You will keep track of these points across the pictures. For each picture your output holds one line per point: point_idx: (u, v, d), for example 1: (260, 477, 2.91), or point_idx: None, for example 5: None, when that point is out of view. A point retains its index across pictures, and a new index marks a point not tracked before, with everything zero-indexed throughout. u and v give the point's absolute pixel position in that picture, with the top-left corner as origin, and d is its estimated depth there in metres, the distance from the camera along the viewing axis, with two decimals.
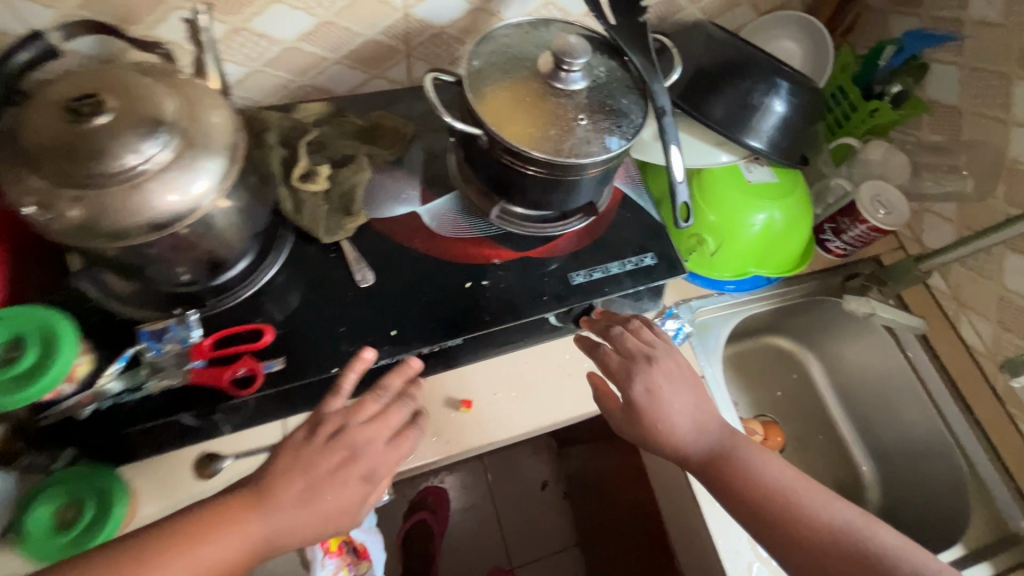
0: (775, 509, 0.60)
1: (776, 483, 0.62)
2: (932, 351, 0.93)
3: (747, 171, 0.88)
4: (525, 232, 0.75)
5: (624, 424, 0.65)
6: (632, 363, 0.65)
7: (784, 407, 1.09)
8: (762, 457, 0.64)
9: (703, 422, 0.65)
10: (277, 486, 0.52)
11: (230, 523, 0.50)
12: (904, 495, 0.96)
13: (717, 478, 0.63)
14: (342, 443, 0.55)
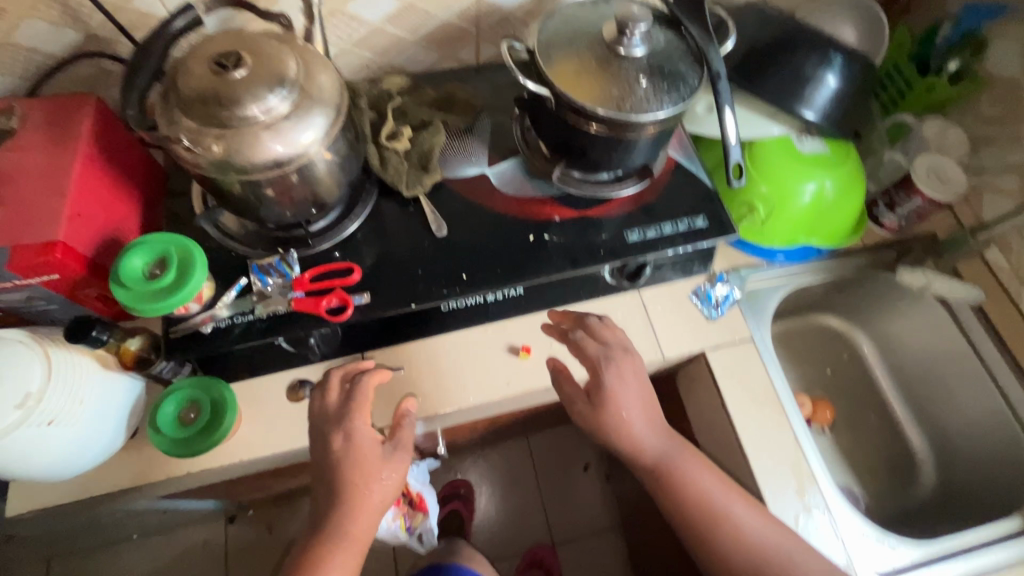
0: (706, 521, 0.71)
1: (709, 496, 0.72)
2: (990, 327, 0.93)
3: (799, 143, 0.91)
4: (583, 192, 0.81)
5: (586, 413, 0.73)
6: (609, 351, 0.72)
7: (834, 385, 1.10)
8: (700, 470, 0.74)
9: (653, 431, 0.74)
10: (348, 495, 0.61)
11: (332, 546, 0.60)
12: (960, 474, 0.95)
13: (664, 486, 0.73)
14: (367, 462, 0.62)
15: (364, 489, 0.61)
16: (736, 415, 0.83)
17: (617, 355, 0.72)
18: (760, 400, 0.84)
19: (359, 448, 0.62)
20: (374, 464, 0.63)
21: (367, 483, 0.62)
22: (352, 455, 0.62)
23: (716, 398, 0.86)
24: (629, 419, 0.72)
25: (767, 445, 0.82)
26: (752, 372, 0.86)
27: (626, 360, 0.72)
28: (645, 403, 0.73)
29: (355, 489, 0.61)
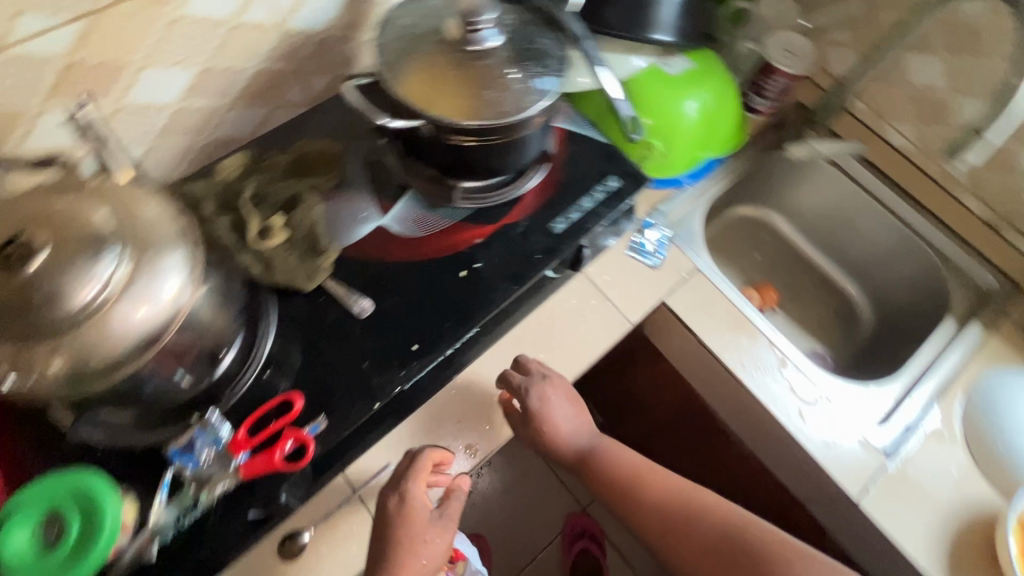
0: (620, 492, 0.76)
1: (627, 468, 0.78)
2: (869, 163, 1.04)
3: (666, 66, 0.90)
4: (491, 202, 0.75)
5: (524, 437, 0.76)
6: (531, 380, 0.71)
7: (766, 266, 1.17)
8: (629, 454, 0.79)
9: (579, 432, 0.78)
10: (388, 565, 0.58)
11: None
12: (891, 298, 1.08)
13: (591, 472, 0.78)
14: (416, 524, 0.59)
15: (413, 558, 0.58)
16: (711, 341, 0.85)
17: (537, 381, 0.70)
18: (731, 317, 0.87)
19: (409, 509, 0.59)
20: (422, 525, 0.60)
21: (412, 549, 0.58)
22: (402, 518, 0.59)
23: (689, 336, 0.87)
24: (557, 426, 0.74)
25: (746, 357, 0.85)
26: (713, 298, 0.88)
27: (546, 384, 0.71)
28: (575, 414, 0.77)
29: (401, 562, 0.58)
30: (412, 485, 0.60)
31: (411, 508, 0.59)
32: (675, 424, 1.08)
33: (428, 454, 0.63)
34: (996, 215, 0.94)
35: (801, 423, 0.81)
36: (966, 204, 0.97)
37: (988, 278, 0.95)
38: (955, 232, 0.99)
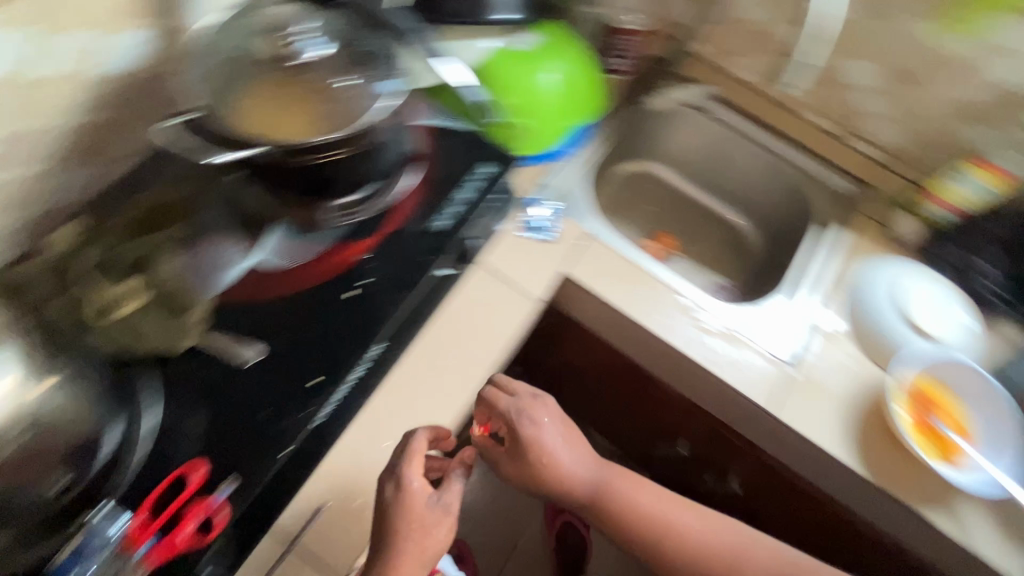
0: (620, 519, 0.78)
1: (637, 506, 0.78)
2: (723, 100, 1.11)
3: (517, 44, 0.90)
4: (366, 214, 0.72)
5: (510, 467, 0.74)
6: (519, 402, 0.73)
7: (660, 215, 1.22)
8: (635, 488, 0.80)
9: (585, 466, 0.78)
10: (390, 550, 0.60)
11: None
12: (772, 220, 1.17)
13: (600, 510, 0.79)
14: (414, 509, 0.61)
15: (413, 541, 0.61)
16: (617, 299, 0.88)
17: (523, 399, 0.74)
18: (628, 272, 0.90)
19: (408, 497, 0.60)
20: (420, 509, 0.61)
21: (413, 532, 0.61)
22: (400, 506, 0.60)
23: (599, 300, 0.89)
24: (558, 458, 0.75)
25: (651, 306, 0.89)
26: (607, 257, 0.91)
27: (534, 404, 0.74)
28: (568, 445, 0.76)
29: (404, 549, 0.60)
30: (411, 475, 0.61)
31: (411, 496, 0.60)
32: (609, 381, 1.12)
33: (416, 443, 0.62)
34: (833, 124, 1.07)
35: (713, 354, 0.87)
36: (808, 119, 1.09)
37: (842, 184, 1.05)
38: (809, 148, 1.09)
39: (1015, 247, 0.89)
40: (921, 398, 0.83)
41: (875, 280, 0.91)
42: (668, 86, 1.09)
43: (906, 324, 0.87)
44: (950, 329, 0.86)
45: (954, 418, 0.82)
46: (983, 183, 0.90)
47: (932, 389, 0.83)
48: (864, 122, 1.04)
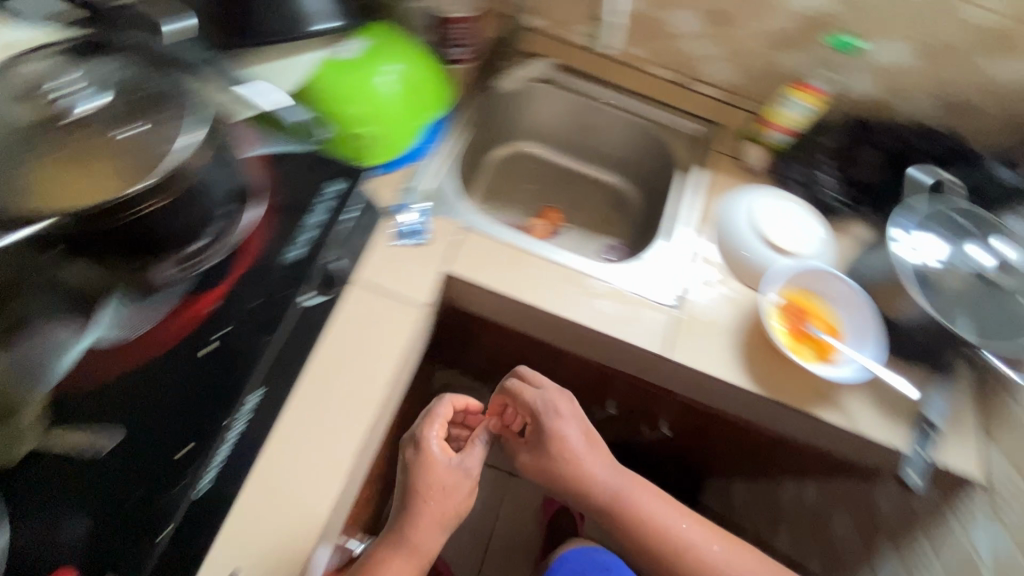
0: (640, 534, 0.80)
1: (658, 523, 0.81)
2: (570, 69, 1.13)
3: (340, 52, 0.88)
4: (213, 259, 0.70)
5: (533, 460, 0.83)
6: (546, 395, 0.84)
7: (543, 192, 1.25)
8: (654, 502, 0.82)
9: (610, 473, 0.83)
10: (411, 505, 0.74)
11: (396, 555, 0.72)
12: (645, 175, 1.22)
13: (617, 521, 0.81)
14: (432, 470, 0.75)
15: (432, 501, 0.73)
16: (503, 287, 0.88)
17: (548, 389, 0.85)
18: (508, 256, 0.91)
19: (426, 456, 0.76)
20: (438, 471, 0.75)
21: (426, 491, 0.74)
22: (421, 467, 0.75)
23: (489, 290, 0.89)
24: (580, 458, 0.82)
25: (537, 285, 0.90)
26: (488, 245, 0.91)
27: (558, 399, 0.84)
28: (586, 451, 0.83)
29: (425, 506, 0.73)
30: (431, 437, 0.77)
31: (429, 455, 0.76)
32: (530, 361, 1.15)
33: (439, 409, 0.80)
34: (674, 73, 1.12)
35: (606, 315, 0.89)
36: (651, 71, 1.13)
37: (694, 127, 1.11)
38: (659, 99, 1.13)
39: (845, 154, 1.00)
40: (791, 309, 0.90)
41: (734, 211, 0.97)
42: (512, 65, 1.10)
43: (768, 247, 0.92)
44: (806, 240, 0.94)
45: (823, 319, 0.90)
46: (804, 104, 0.97)
47: (800, 298, 0.91)
48: (700, 66, 1.09)
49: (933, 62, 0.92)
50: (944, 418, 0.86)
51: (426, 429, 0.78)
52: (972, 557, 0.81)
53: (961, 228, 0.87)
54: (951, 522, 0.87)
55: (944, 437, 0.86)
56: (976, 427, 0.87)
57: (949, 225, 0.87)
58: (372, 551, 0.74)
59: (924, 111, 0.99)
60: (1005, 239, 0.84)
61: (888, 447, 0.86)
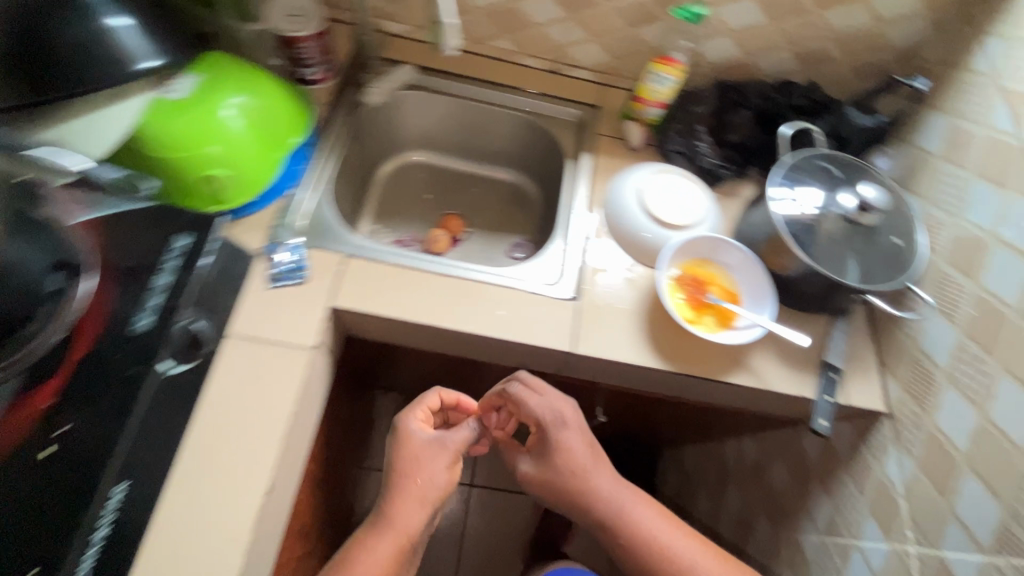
0: (639, 550, 0.80)
1: (656, 539, 0.80)
2: (441, 71, 1.09)
3: (169, 93, 0.80)
4: (33, 355, 0.55)
5: (538, 466, 0.85)
6: (553, 405, 0.84)
7: (440, 200, 1.22)
8: (656, 521, 0.82)
9: (614, 489, 0.82)
10: (395, 485, 0.80)
11: (380, 531, 0.77)
12: (537, 167, 1.20)
13: (615, 536, 0.81)
14: (411, 450, 0.82)
15: (411, 479, 0.80)
16: (396, 310, 0.84)
17: (552, 395, 0.85)
18: (397, 278, 0.87)
19: (406, 434, 0.84)
20: (421, 450, 0.82)
21: (409, 470, 0.81)
22: (403, 449, 0.82)
23: (383, 317, 0.84)
24: (581, 469, 0.82)
25: (432, 303, 0.86)
26: (374, 270, 0.87)
27: (563, 408, 0.84)
28: (591, 466, 0.82)
29: (402, 482, 0.80)
30: (413, 418, 0.86)
31: (408, 435, 0.83)
32: (454, 374, 1.12)
33: (428, 398, 0.89)
34: (548, 61, 1.11)
35: (507, 321, 0.86)
36: (524, 63, 1.11)
37: (574, 112, 1.11)
38: (535, 90, 1.12)
39: (716, 120, 1.02)
40: (690, 280, 0.91)
41: (623, 191, 0.96)
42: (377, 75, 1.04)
43: (656, 224, 0.92)
44: (694, 210, 0.94)
45: (719, 286, 0.92)
46: (665, 77, 0.96)
47: (696, 269, 0.93)
48: (569, 51, 1.07)
49: (782, 19, 0.94)
50: (843, 360, 0.89)
51: (407, 415, 0.86)
52: (885, 484, 0.85)
53: (832, 177, 0.89)
54: (866, 458, 0.90)
55: (846, 378, 0.89)
56: (874, 363, 0.91)
57: (818, 174, 0.90)
58: (363, 533, 0.79)
59: (785, 67, 1.01)
60: (871, 186, 0.82)
61: (796, 398, 0.88)
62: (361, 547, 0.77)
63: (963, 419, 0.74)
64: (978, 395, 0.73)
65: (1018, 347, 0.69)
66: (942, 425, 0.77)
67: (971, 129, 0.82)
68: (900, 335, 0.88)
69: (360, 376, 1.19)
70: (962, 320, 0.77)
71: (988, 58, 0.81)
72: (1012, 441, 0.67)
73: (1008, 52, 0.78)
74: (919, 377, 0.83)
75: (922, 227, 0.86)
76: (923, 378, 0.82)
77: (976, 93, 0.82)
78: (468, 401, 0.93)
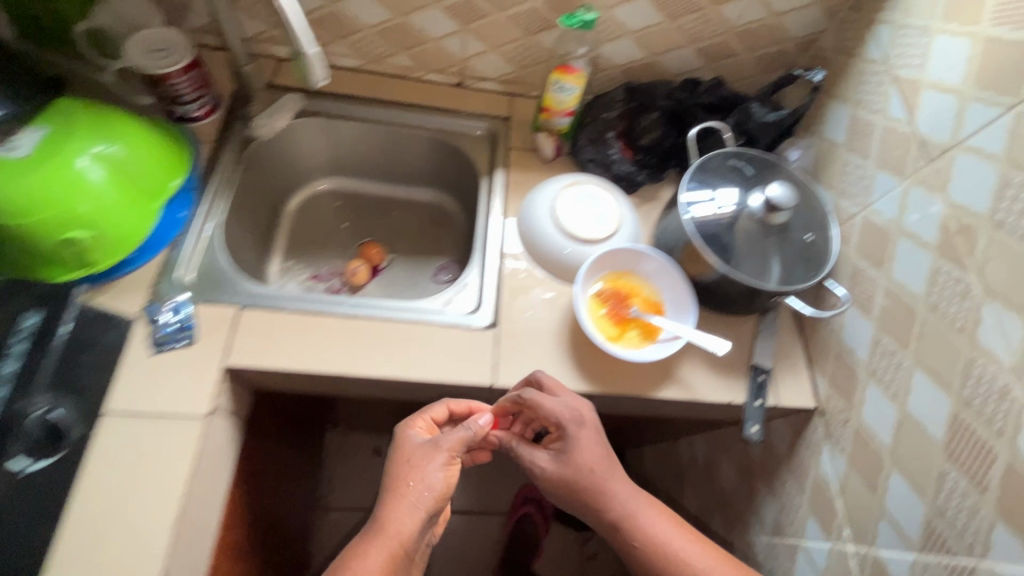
0: (655, 561, 0.73)
1: (672, 549, 0.74)
2: (341, 95, 1.03)
3: (10, 152, 0.71)
4: None
5: (554, 465, 0.76)
6: (572, 410, 0.76)
7: (358, 228, 1.17)
8: (674, 530, 0.75)
9: (632, 497, 0.76)
10: (390, 492, 0.72)
11: (371, 539, 0.69)
12: (455, 185, 1.15)
13: (629, 547, 0.75)
14: (409, 455, 0.75)
15: (406, 483, 0.72)
16: (300, 363, 0.78)
17: (569, 395, 0.78)
18: (299, 327, 0.81)
19: (404, 439, 0.77)
20: (421, 454, 0.75)
21: (407, 477, 0.73)
22: (400, 457, 0.75)
23: (285, 370, 0.78)
24: (599, 474, 0.75)
25: (340, 351, 0.80)
26: (273, 319, 0.81)
27: (582, 409, 0.77)
28: (608, 471, 0.76)
29: (398, 485, 0.72)
30: (411, 427, 0.79)
31: (404, 440, 0.77)
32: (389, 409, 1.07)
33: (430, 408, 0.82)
34: (452, 75, 1.06)
35: (421, 358, 0.82)
36: (428, 79, 1.06)
37: (483, 125, 1.06)
38: (440, 105, 1.06)
39: (628, 124, 1.00)
40: (611, 295, 0.88)
41: (536, 208, 0.92)
42: (269, 110, 0.97)
43: (570, 240, 0.89)
44: (610, 220, 0.91)
45: (641, 297, 0.89)
46: (569, 87, 0.92)
47: (616, 281, 0.90)
48: (471, 63, 1.02)
49: (679, 17, 0.91)
50: (771, 360, 0.87)
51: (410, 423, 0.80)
52: (822, 481, 0.84)
53: (740, 174, 0.89)
54: (803, 455, 0.89)
55: (775, 378, 0.88)
56: (802, 359, 0.90)
57: (730, 175, 0.88)
58: (355, 542, 0.71)
59: (691, 65, 0.99)
60: (777, 184, 0.80)
61: (727, 404, 0.86)
62: (346, 564, 0.68)
63: (885, 413, 0.73)
64: (897, 389, 0.72)
65: (928, 340, 0.68)
66: (867, 420, 0.76)
67: (869, 118, 0.81)
68: (824, 329, 0.87)
69: (291, 421, 1.12)
70: (877, 313, 0.76)
71: (880, 45, 0.80)
72: (931, 436, 0.66)
73: (896, 38, 0.77)
74: (843, 372, 0.82)
75: (833, 219, 0.85)
76: (847, 373, 0.81)
77: (871, 81, 0.82)
78: (478, 404, 0.85)
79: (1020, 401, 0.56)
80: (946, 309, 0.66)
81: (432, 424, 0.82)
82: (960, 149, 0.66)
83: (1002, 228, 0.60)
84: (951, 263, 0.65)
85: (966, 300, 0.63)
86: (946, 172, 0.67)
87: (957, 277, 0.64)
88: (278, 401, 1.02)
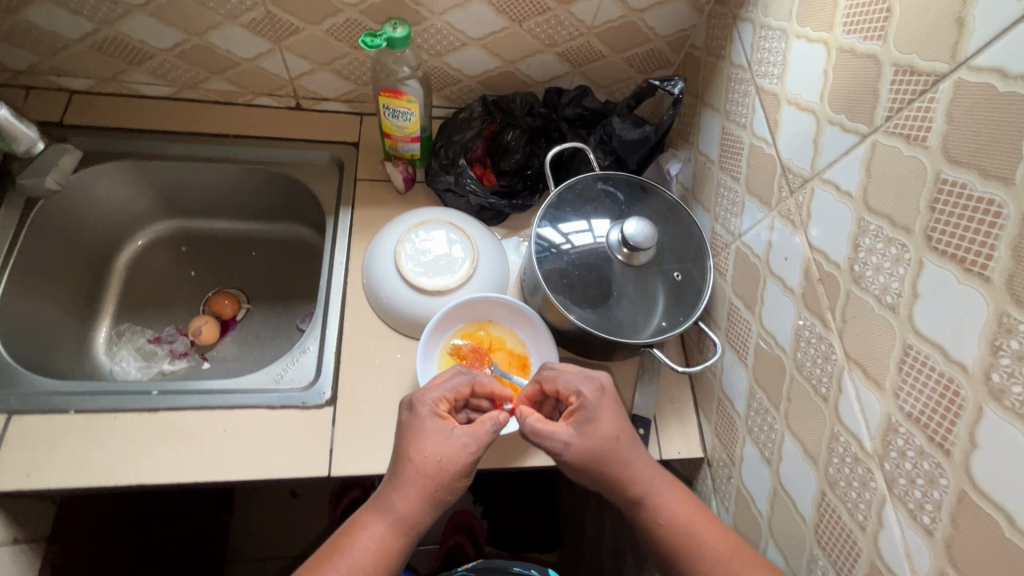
0: (679, 549, 0.61)
1: (704, 540, 0.60)
2: (152, 130, 0.89)
3: None
4: None
5: (578, 440, 0.61)
6: (587, 382, 0.64)
7: (208, 276, 1.02)
8: (703, 519, 0.62)
9: (655, 479, 0.63)
10: (401, 476, 0.59)
11: (376, 524, 0.58)
12: (312, 221, 1.00)
13: (650, 531, 0.62)
14: (430, 441, 0.59)
15: (420, 471, 0.58)
16: (88, 477, 0.67)
17: (584, 371, 0.65)
18: (89, 430, 0.69)
19: (422, 423, 0.61)
20: (441, 443, 0.59)
21: (424, 463, 0.58)
22: (417, 439, 0.60)
23: (67, 487, 0.66)
24: (615, 453, 0.61)
25: (142, 457, 0.69)
26: (56, 423, 0.69)
27: (602, 383, 0.64)
28: (629, 449, 0.62)
29: (418, 476, 0.58)
30: (428, 402, 0.62)
31: (421, 423, 0.60)
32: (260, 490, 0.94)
33: (455, 383, 0.65)
34: (285, 97, 0.91)
35: (238, 452, 0.70)
36: (258, 103, 0.92)
37: (326, 154, 0.92)
38: (273, 133, 0.91)
39: (489, 146, 0.88)
40: (470, 351, 0.78)
41: (381, 252, 0.79)
42: (33, 169, 0.81)
43: (415, 292, 0.77)
44: (463, 264, 0.79)
45: (504, 350, 0.79)
46: (404, 112, 0.78)
47: (476, 333, 0.79)
48: (302, 83, 0.88)
49: (526, 20, 0.78)
50: (653, 407, 0.78)
51: (427, 397, 0.63)
52: None
53: (611, 198, 0.78)
54: None
55: (661, 430, 0.78)
56: (689, 404, 0.80)
57: (601, 201, 0.77)
58: (354, 518, 0.60)
59: (554, 71, 0.86)
60: (633, 220, 0.71)
61: None
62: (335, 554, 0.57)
63: (761, 478, 0.65)
64: (771, 453, 0.63)
65: (796, 402, 0.59)
66: (747, 481, 0.68)
67: (737, 133, 0.70)
68: (708, 372, 0.77)
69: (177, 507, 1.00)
70: (752, 362, 0.67)
71: (743, 47, 0.69)
72: (801, 512, 0.58)
73: (758, 39, 0.66)
74: (725, 423, 0.73)
75: (709, 249, 0.75)
76: (728, 424, 0.72)
77: (737, 90, 0.71)
78: (502, 390, 0.66)
79: (880, 495, 0.48)
80: (811, 370, 0.56)
81: (453, 402, 0.64)
82: (818, 182, 0.55)
83: (859, 284, 0.50)
84: (814, 317, 0.56)
85: (828, 364, 0.54)
86: (808, 208, 0.57)
87: (819, 335, 0.55)
88: (139, 497, 0.90)
